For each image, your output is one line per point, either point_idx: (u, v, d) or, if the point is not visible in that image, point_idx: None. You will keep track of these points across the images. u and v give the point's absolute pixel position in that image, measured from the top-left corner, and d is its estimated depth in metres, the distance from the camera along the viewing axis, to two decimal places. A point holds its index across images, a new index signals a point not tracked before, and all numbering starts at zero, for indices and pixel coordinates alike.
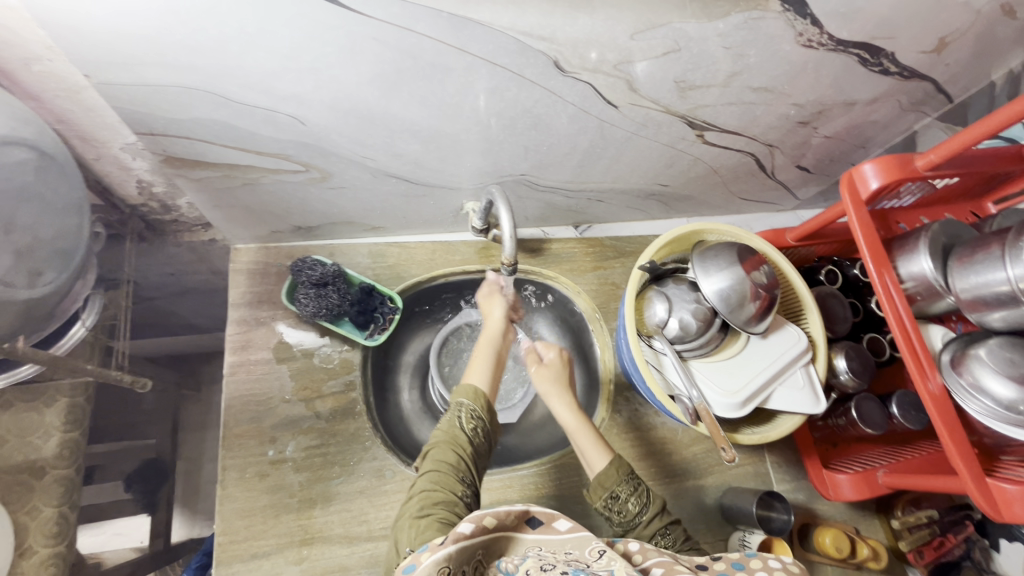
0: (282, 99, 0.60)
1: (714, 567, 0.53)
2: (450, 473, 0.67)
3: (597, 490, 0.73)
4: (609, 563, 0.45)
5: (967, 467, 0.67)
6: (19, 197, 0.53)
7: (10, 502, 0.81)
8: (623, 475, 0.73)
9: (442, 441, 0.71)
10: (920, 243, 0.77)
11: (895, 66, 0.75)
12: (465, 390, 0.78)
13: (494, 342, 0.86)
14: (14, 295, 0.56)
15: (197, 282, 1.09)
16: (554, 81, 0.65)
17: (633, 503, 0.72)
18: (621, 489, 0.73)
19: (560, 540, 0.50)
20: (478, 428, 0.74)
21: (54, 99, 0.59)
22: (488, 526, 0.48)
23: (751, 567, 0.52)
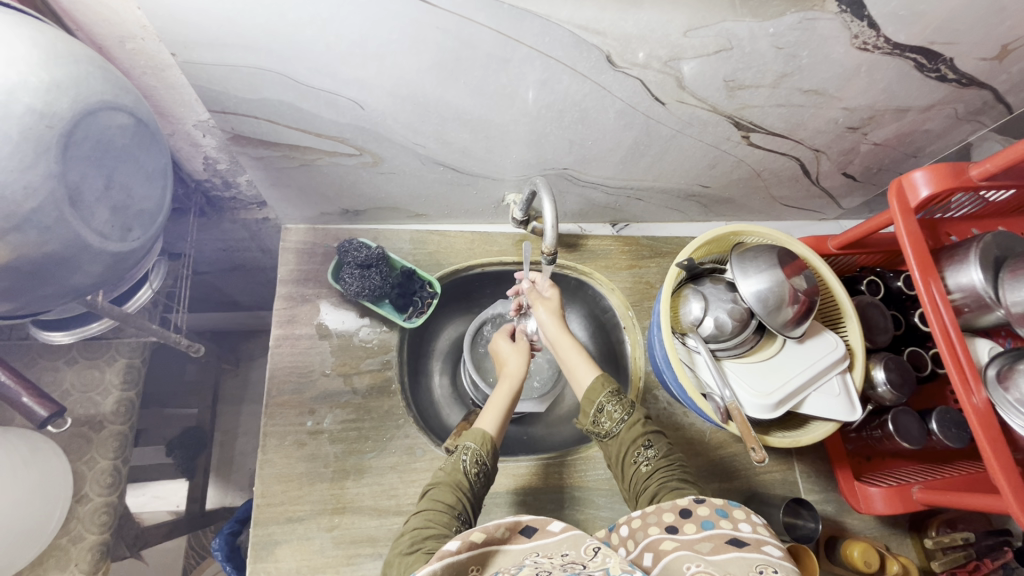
0: (346, 83, 0.63)
1: (698, 512, 0.58)
2: (446, 512, 0.66)
3: (585, 407, 0.78)
4: (603, 561, 0.46)
5: (1009, 485, 0.66)
6: (119, 158, 0.57)
7: (71, 451, 0.87)
8: (608, 388, 0.78)
9: (444, 481, 0.69)
10: (970, 254, 0.75)
11: (953, 73, 0.74)
12: (472, 432, 0.74)
13: (509, 390, 0.81)
14: (107, 247, 0.60)
15: (246, 259, 1.15)
16: (604, 75, 0.67)
17: (618, 413, 0.77)
18: (607, 402, 0.77)
19: (557, 542, 0.52)
20: (480, 474, 0.71)
21: (141, 75, 0.64)
22: (474, 542, 0.50)
23: (733, 516, 0.57)
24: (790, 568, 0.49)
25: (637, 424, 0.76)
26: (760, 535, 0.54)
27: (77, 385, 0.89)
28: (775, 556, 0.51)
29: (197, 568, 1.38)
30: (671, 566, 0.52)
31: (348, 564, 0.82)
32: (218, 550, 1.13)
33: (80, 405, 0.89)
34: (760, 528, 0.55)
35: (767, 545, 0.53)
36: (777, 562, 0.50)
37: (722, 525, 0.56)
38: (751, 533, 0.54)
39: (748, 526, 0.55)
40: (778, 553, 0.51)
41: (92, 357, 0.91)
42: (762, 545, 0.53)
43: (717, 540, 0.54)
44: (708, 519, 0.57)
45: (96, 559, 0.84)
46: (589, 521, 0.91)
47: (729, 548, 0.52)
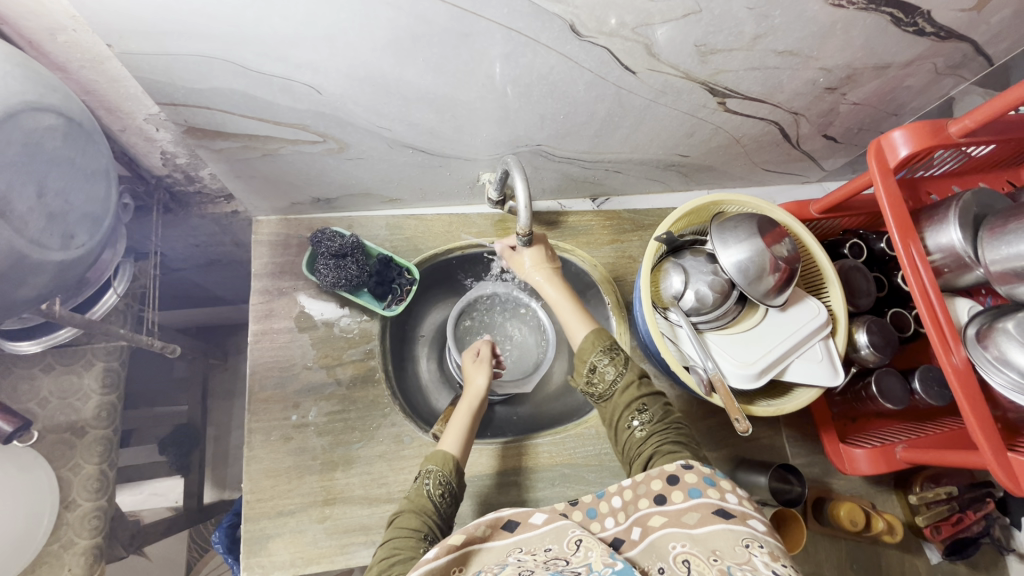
0: (298, 67, 0.60)
1: (687, 479, 0.59)
2: (412, 537, 0.66)
3: (579, 366, 0.78)
4: (586, 555, 0.53)
5: (988, 441, 0.66)
6: (52, 161, 0.54)
7: (55, 458, 0.86)
8: (600, 347, 0.77)
9: (409, 508, 0.70)
10: (950, 214, 0.74)
11: (931, 26, 0.72)
12: (434, 454, 0.76)
13: (468, 409, 0.83)
14: (49, 256, 0.57)
15: (222, 254, 1.12)
16: (570, 45, 0.64)
17: (612, 371, 0.76)
18: (599, 361, 0.77)
19: (539, 535, 0.58)
20: (446, 496, 0.72)
21: (79, 69, 0.60)
22: (453, 545, 0.55)
23: (721, 486, 0.57)
24: (774, 544, 0.51)
25: (631, 385, 0.76)
26: (746, 508, 0.55)
27: (55, 392, 0.88)
28: (760, 530, 0.53)
29: (201, 559, 1.41)
30: (657, 545, 0.54)
31: (342, 553, 0.83)
32: (218, 543, 1.14)
33: (60, 412, 0.88)
34: (746, 499, 0.56)
35: (752, 518, 0.54)
36: (763, 538, 0.51)
37: (709, 495, 0.56)
38: (737, 504, 0.55)
39: (734, 497, 0.56)
40: (763, 527, 0.53)
41: (68, 364, 0.89)
42: (748, 518, 0.54)
43: (704, 510, 0.55)
44: (695, 486, 0.58)
45: (90, 562, 0.85)
46: (579, 496, 0.92)
47: (716, 520, 0.53)
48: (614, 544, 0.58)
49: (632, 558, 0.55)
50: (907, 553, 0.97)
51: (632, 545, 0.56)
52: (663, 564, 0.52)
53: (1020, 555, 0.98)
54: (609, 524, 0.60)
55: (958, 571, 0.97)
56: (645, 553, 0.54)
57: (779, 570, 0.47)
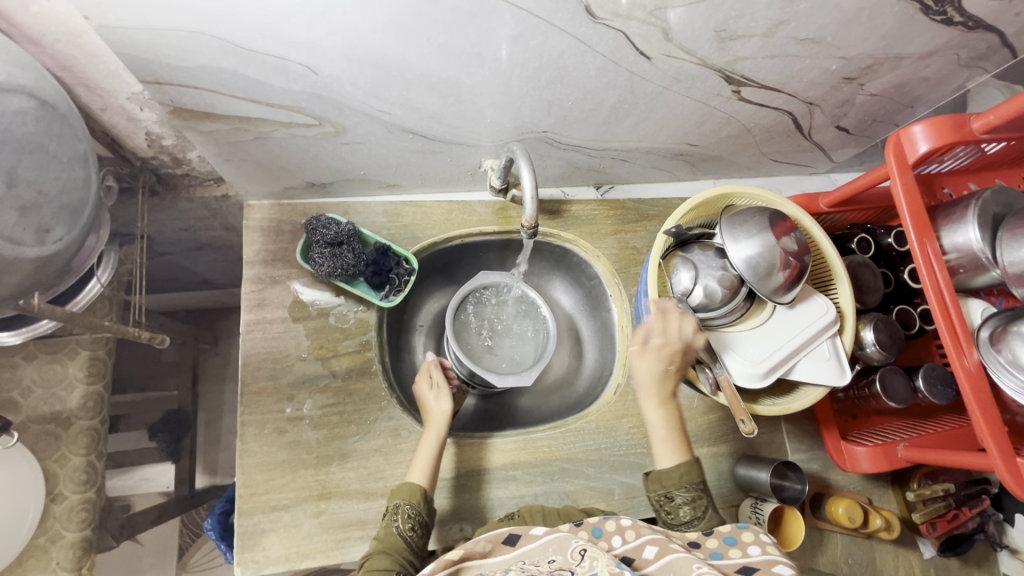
0: (293, 46, 0.56)
1: (707, 544, 0.62)
2: (384, 575, 0.66)
3: (660, 485, 0.74)
4: (592, 564, 0.53)
5: (998, 446, 0.65)
6: (23, 148, 0.49)
7: (40, 450, 0.84)
8: (686, 483, 0.73)
9: (382, 548, 0.70)
10: (968, 212, 0.72)
11: (959, 15, 0.68)
12: (403, 488, 0.76)
13: (434, 441, 0.82)
14: (23, 253, 0.52)
15: (211, 238, 1.08)
16: (583, 28, 0.60)
17: (695, 511, 0.71)
18: (680, 493, 0.72)
19: (542, 546, 0.59)
20: (416, 529, 0.73)
21: (54, 43, 0.56)
22: (450, 560, 0.58)
23: (743, 541, 0.61)
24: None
25: (708, 521, 0.71)
26: (770, 556, 0.58)
27: (38, 381, 0.85)
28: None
29: (192, 545, 1.41)
30: (676, 565, 0.55)
31: (338, 548, 0.81)
32: (210, 531, 1.12)
33: (44, 402, 0.85)
34: (769, 547, 0.59)
35: (775, 565, 0.56)
36: None
37: (732, 553, 0.60)
38: (760, 556, 0.58)
39: (756, 548, 0.59)
40: (788, 573, 0.55)
41: (51, 352, 0.86)
42: (772, 566, 0.57)
43: (729, 569, 0.58)
44: (717, 550, 0.61)
45: (78, 555, 0.83)
46: (579, 491, 0.91)
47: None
48: (625, 560, 0.58)
49: (647, 574, 0.55)
50: (902, 548, 0.98)
51: (646, 562, 0.57)
52: None
53: (1012, 551, 0.99)
54: (616, 542, 0.60)
55: (951, 565, 0.98)
56: (661, 570, 0.55)
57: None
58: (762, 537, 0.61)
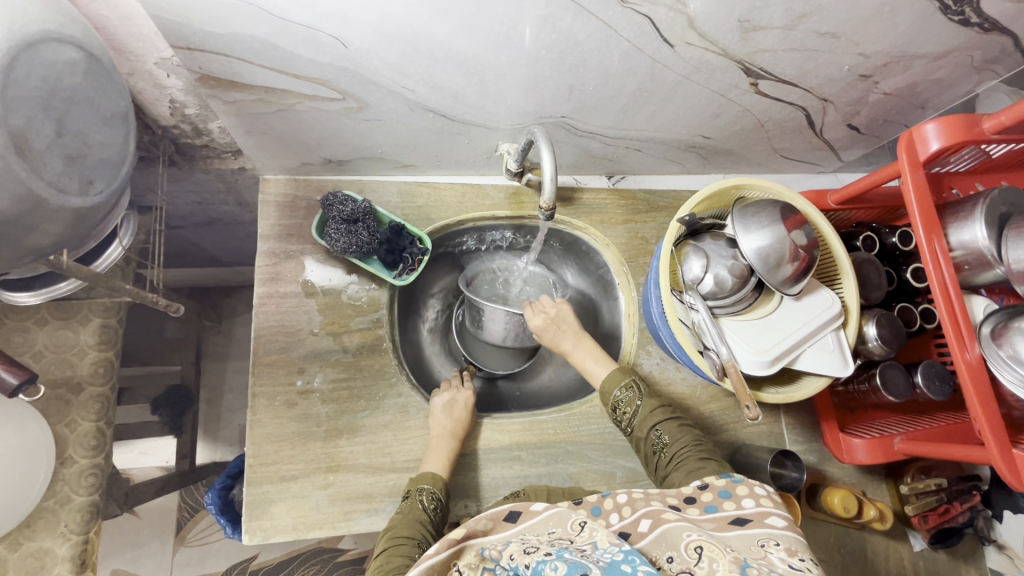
0: (326, 17, 0.57)
1: (702, 498, 0.63)
2: (407, 544, 0.69)
3: (606, 393, 0.84)
4: (591, 534, 0.55)
5: (995, 437, 0.67)
6: (72, 98, 0.50)
7: (50, 414, 0.84)
8: (623, 381, 0.84)
9: (406, 520, 0.73)
10: (976, 211, 0.73)
11: (976, 16, 0.70)
12: (422, 475, 0.80)
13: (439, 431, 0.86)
14: (68, 201, 0.52)
15: (224, 214, 1.09)
16: (611, 12, 0.61)
17: (632, 401, 0.83)
18: (620, 393, 0.83)
19: (542, 520, 0.61)
20: (438, 509, 0.77)
21: (90, 3, 0.56)
22: (452, 540, 0.57)
23: (737, 495, 0.62)
24: (790, 538, 0.55)
25: (649, 411, 0.81)
26: (763, 508, 0.59)
27: (50, 346, 0.85)
28: (778, 527, 0.57)
29: (190, 520, 1.41)
30: (668, 535, 0.56)
31: (344, 520, 0.83)
32: (211, 505, 1.13)
33: (56, 367, 0.85)
34: (763, 499, 0.60)
35: (770, 517, 0.58)
36: (780, 535, 0.55)
37: (726, 507, 0.61)
38: (754, 508, 0.60)
39: (750, 501, 0.61)
40: (780, 523, 0.56)
41: (63, 318, 0.86)
42: (765, 518, 0.58)
43: (722, 522, 0.59)
44: (712, 503, 0.62)
45: (86, 519, 0.84)
46: (581, 474, 0.92)
47: (733, 528, 0.58)
48: (622, 534, 0.59)
49: (641, 548, 0.56)
50: (892, 541, 1.00)
51: (640, 536, 0.58)
52: (675, 553, 0.54)
53: (999, 546, 1.01)
54: (615, 519, 0.61)
55: (939, 558, 1.01)
56: (654, 543, 0.56)
57: (795, 564, 0.51)
58: (756, 491, 0.62)
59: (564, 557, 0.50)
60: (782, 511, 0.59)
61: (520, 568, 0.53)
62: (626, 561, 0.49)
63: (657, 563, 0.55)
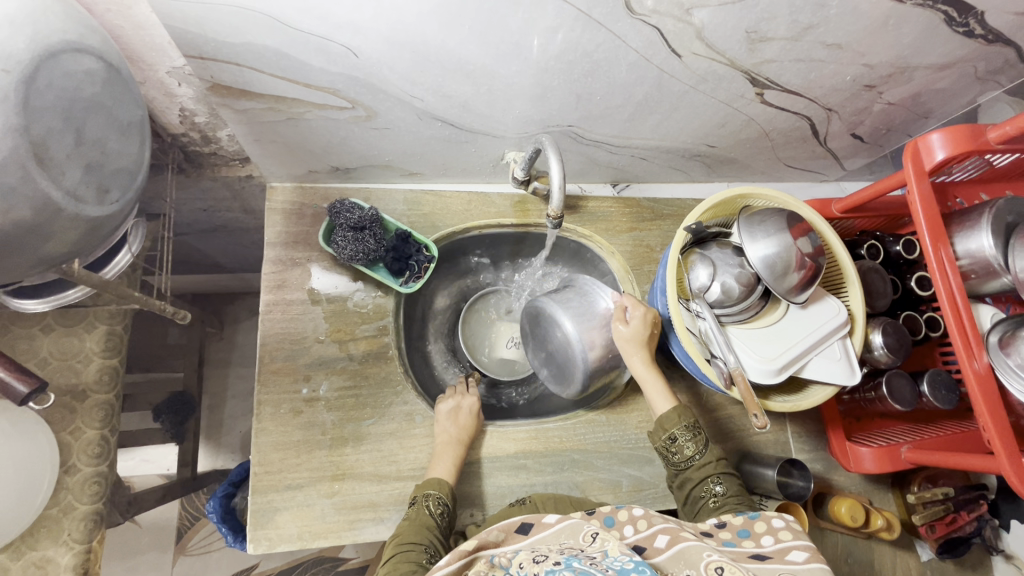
0: (338, 27, 0.57)
1: (720, 535, 0.63)
2: (416, 548, 0.68)
3: (658, 430, 0.81)
4: (602, 545, 0.55)
5: (1005, 447, 0.67)
6: (91, 108, 0.50)
7: (54, 422, 0.84)
8: (684, 422, 0.79)
9: (412, 525, 0.72)
10: (982, 220, 0.74)
11: (980, 28, 0.70)
12: (429, 481, 0.79)
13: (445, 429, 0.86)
14: (84, 211, 0.52)
15: (228, 221, 1.09)
16: (620, 23, 0.62)
17: (693, 443, 0.79)
18: (681, 433, 0.79)
19: (554, 532, 0.61)
20: (444, 515, 0.76)
21: (105, 13, 0.56)
22: (465, 550, 0.57)
23: (756, 533, 0.61)
24: (813, 571, 0.53)
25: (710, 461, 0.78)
26: (783, 544, 0.58)
27: (55, 353, 0.85)
28: (798, 563, 0.55)
29: (191, 529, 1.40)
30: (686, 554, 0.54)
31: (349, 529, 0.82)
32: (212, 513, 1.12)
33: (61, 374, 0.85)
34: (781, 534, 0.60)
35: (789, 552, 0.56)
36: (801, 571, 0.53)
37: (745, 544, 0.60)
38: (774, 545, 0.59)
39: (770, 538, 0.60)
40: (801, 558, 0.55)
41: (69, 325, 0.86)
42: (786, 554, 0.56)
43: (740, 554, 0.58)
44: (729, 539, 0.62)
45: (89, 528, 0.83)
46: (587, 482, 0.92)
47: (753, 560, 0.56)
48: (636, 548, 0.58)
49: (658, 564, 0.55)
50: (900, 550, 1.00)
51: (656, 551, 0.57)
52: (693, 571, 0.52)
53: (1007, 556, 1.01)
54: (629, 531, 0.62)
55: (947, 568, 1.00)
56: (671, 560, 0.55)
57: None
58: (773, 524, 0.61)
59: (574, 566, 0.49)
60: (805, 542, 0.58)
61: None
62: (636, 570, 0.48)
63: None
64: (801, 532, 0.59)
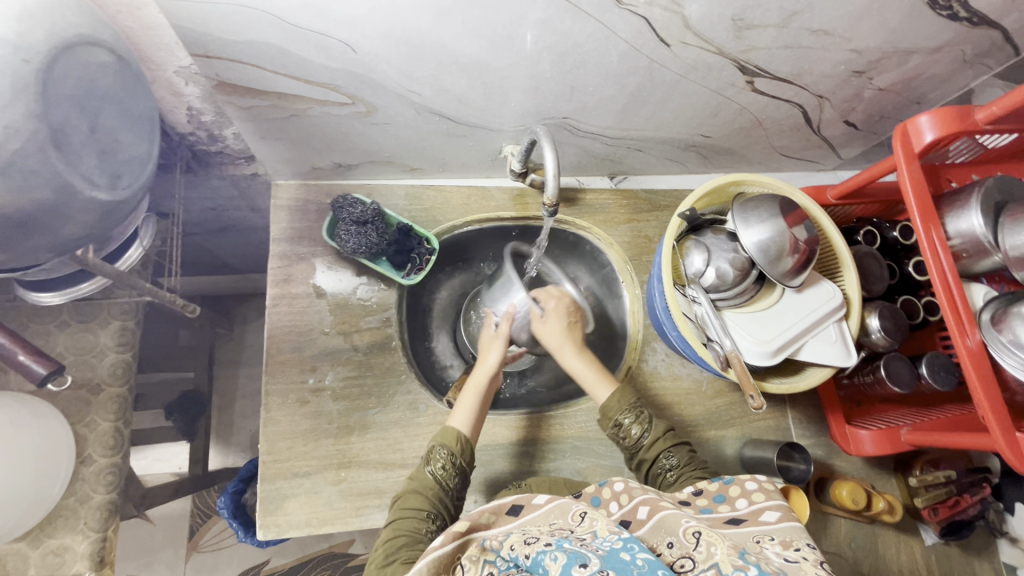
0: (337, 23, 0.60)
1: (697, 503, 0.64)
2: (415, 516, 0.69)
3: (607, 416, 0.81)
4: (591, 524, 0.56)
5: (999, 422, 0.68)
6: (102, 99, 0.53)
7: (71, 414, 0.87)
8: (626, 403, 0.80)
9: (415, 487, 0.73)
10: (972, 200, 0.75)
11: (965, 11, 0.72)
12: (444, 430, 0.77)
13: (482, 384, 0.84)
14: (94, 195, 0.56)
15: (236, 220, 1.12)
16: (609, 13, 0.64)
17: (636, 424, 0.80)
18: (625, 417, 0.80)
19: (544, 513, 0.63)
20: (454, 472, 0.74)
21: (116, 15, 0.59)
22: (458, 532, 0.59)
23: (731, 497, 0.63)
24: (784, 529, 0.56)
25: (658, 436, 0.79)
26: (756, 505, 0.60)
27: (71, 348, 0.88)
28: (771, 523, 0.58)
29: (203, 526, 1.42)
30: (666, 522, 0.57)
31: (356, 515, 0.84)
32: (224, 508, 1.14)
33: (76, 368, 0.88)
34: (755, 495, 0.62)
35: (763, 513, 0.59)
36: (773, 529, 0.56)
37: (721, 509, 0.62)
38: (747, 508, 0.61)
39: (744, 501, 0.62)
40: (773, 518, 0.58)
41: (84, 321, 0.89)
42: (759, 515, 0.59)
43: (717, 520, 0.60)
44: (706, 506, 0.63)
45: (105, 517, 0.85)
46: (589, 469, 0.93)
47: (729, 526, 0.59)
48: (622, 523, 0.60)
49: (641, 536, 0.57)
50: (904, 535, 1.00)
51: (639, 524, 0.59)
52: (674, 538, 0.55)
53: (1012, 539, 1.01)
54: (615, 508, 0.64)
55: (951, 551, 1.00)
56: (653, 530, 0.57)
57: (790, 556, 0.51)
58: (747, 487, 0.63)
59: (564, 547, 0.51)
60: (777, 501, 0.60)
61: (520, 559, 0.53)
62: (625, 549, 0.50)
63: (656, 550, 0.55)
64: (772, 491, 0.62)
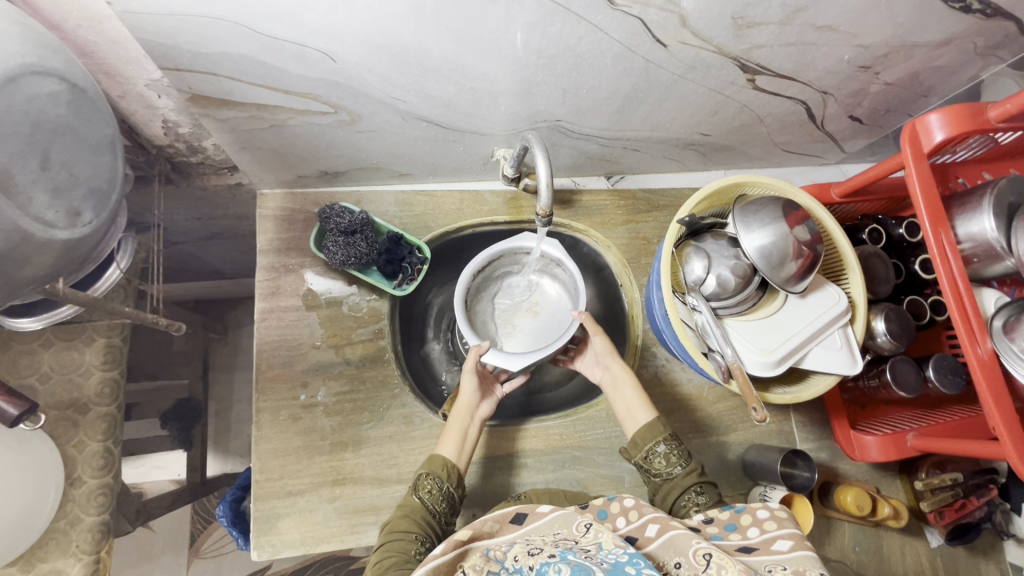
0: (313, 33, 0.56)
1: (707, 530, 0.63)
2: (406, 539, 0.68)
3: (637, 441, 0.79)
4: (596, 536, 0.55)
5: (1011, 435, 0.66)
6: (55, 131, 0.49)
7: (58, 435, 0.85)
8: (666, 432, 0.78)
9: (403, 513, 0.72)
10: (984, 202, 0.72)
11: (977, 3, 0.68)
12: (434, 459, 0.77)
13: (466, 418, 0.82)
14: (53, 234, 0.52)
15: (223, 228, 1.09)
16: (601, 15, 0.60)
17: (670, 456, 0.77)
18: (661, 444, 0.77)
19: (548, 522, 0.61)
20: (442, 500, 0.74)
21: (76, 30, 0.56)
22: (458, 540, 0.56)
23: (742, 526, 0.62)
24: (798, 558, 0.54)
25: (692, 473, 0.75)
26: (768, 534, 0.59)
27: (56, 367, 0.86)
28: (784, 552, 0.56)
29: (203, 532, 1.42)
30: (676, 541, 0.55)
31: (352, 533, 0.83)
32: (222, 518, 1.11)
33: (62, 388, 0.86)
34: (767, 522, 0.61)
35: (775, 542, 0.58)
36: (786, 559, 0.54)
37: (733, 537, 0.61)
38: (759, 537, 0.60)
39: (756, 530, 0.61)
40: (785, 548, 0.56)
41: (68, 339, 0.87)
42: (771, 544, 0.58)
43: (728, 548, 0.59)
44: (717, 534, 0.62)
45: (97, 539, 0.84)
46: (588, 479, 0.92)
47: (740, 554, 0.57)
48: (629, 538, 0.58)
49: (649, 552, 0.56)
50: (909, 537, 0.98)
51: (648, 540, 0.57)
52: (683, 558, 0.53)
53: (1019, 540, 1.00)
54: (622, 523, 0.61)
55: (957, 555, 0.99)
56: (663, 547, 0.56)
57: None
58: (758, 515, 0.62)
59: (569, 558, 0.49)
60: (790, 530, 0.59)
61: (525, 570, 0.51)
62: (631, 563, 0.48)
63: (664, 568, 0.54)
64: (785, 520, 0.60)
